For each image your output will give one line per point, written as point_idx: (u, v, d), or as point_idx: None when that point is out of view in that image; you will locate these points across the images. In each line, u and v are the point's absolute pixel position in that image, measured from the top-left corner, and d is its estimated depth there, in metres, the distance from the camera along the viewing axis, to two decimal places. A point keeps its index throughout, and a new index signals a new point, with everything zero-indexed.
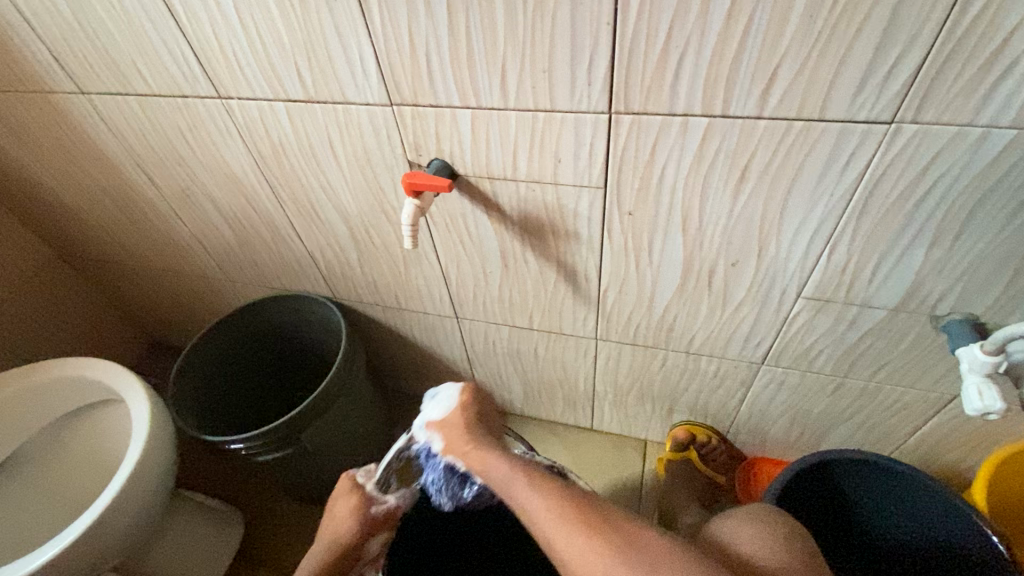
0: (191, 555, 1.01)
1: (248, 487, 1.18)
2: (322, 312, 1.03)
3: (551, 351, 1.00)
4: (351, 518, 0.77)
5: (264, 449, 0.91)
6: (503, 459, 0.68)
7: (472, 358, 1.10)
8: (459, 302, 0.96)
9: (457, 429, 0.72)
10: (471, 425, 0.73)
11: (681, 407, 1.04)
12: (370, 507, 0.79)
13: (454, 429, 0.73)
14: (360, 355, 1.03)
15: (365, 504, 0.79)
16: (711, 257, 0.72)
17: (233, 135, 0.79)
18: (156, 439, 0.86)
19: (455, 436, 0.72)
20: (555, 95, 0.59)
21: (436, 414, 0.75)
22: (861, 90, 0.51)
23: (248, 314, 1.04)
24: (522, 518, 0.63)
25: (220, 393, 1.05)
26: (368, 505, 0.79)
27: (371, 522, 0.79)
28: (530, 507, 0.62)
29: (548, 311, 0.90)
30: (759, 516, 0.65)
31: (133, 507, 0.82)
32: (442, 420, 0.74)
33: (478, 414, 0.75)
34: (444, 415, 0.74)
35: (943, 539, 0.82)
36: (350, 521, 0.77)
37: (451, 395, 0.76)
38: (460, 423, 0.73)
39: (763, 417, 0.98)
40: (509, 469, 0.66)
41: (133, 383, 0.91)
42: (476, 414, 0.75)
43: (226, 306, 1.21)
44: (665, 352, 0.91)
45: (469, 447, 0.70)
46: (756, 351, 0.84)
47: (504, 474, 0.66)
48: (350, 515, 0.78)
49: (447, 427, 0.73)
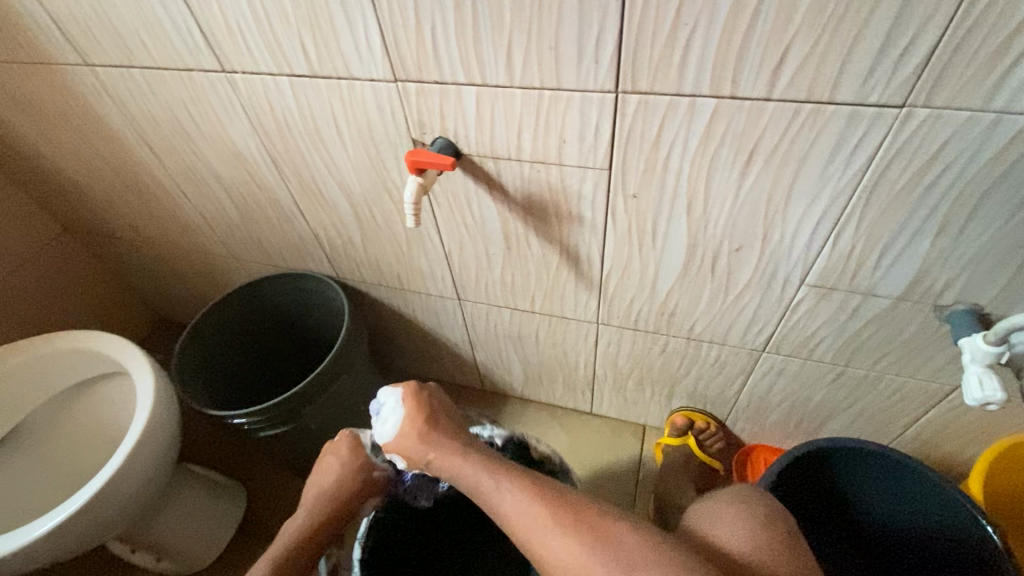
0: (193, 528, 1.03)
1: (250, 462, 1.20)
2: (325, 292, 1.04)
3: (552, 334, 1.00)
4: (349, 477, 0.82)
5: (266, 425, 0.93)
6: (467, 462, 0.68)
7: (473, 341, 1.10)
8: (461, 284, 0.96)
9: (410, 441, 0.72)
10: (430, 430, 0.73)
11: (680, 393, 1.04)
12: (369, 472, 0.83)
13: (407, 439, 0.73)
14: (362, 335, 1.03)
15: (363, 468, 0.83)
16: (715, 242, 0.71)
17: (237, 109, 0.78)
18: (160, 412, 0.87)
19: (410, 453, 0.73)
20: (562, 73, 0.58)
21: (387, 432, 0.75)
22: (873, 73, 0.50)
23: (252, 292, 1.05)
24: (493, 515, 0.65)
25: (225, 370, 1.07)
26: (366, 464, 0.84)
27: (367, 482, 0.82)
28: (505, 508, 0.63)
29: (550, 294, 0.90)
30: (742, 498, 0.67)
31: (137, 477, 0.84)
32: (394, 437, 0.74)
33: (432, 414, 0.74)
34: (391, 435, 0.74)
35: (930, 525, 0.84)
36: (348, 479, 0.82)
37: (394, 407, 0.75)
38: (412, 431, 0.73)
39: (762, 404, 0.99)
40: (473, 470, 0.67)
41: (138, 357, 0.92)
42: (430, 416, 0.74)
43: (229, 283, 1.22)
44: (666, 338, 0.91)
45: (427, 458, 0.71)
46: (757, 337, 0.84)
47: (466, 474, 0.67)
48: (347, 474, 0.82)
49: (400, 444, 0.73)
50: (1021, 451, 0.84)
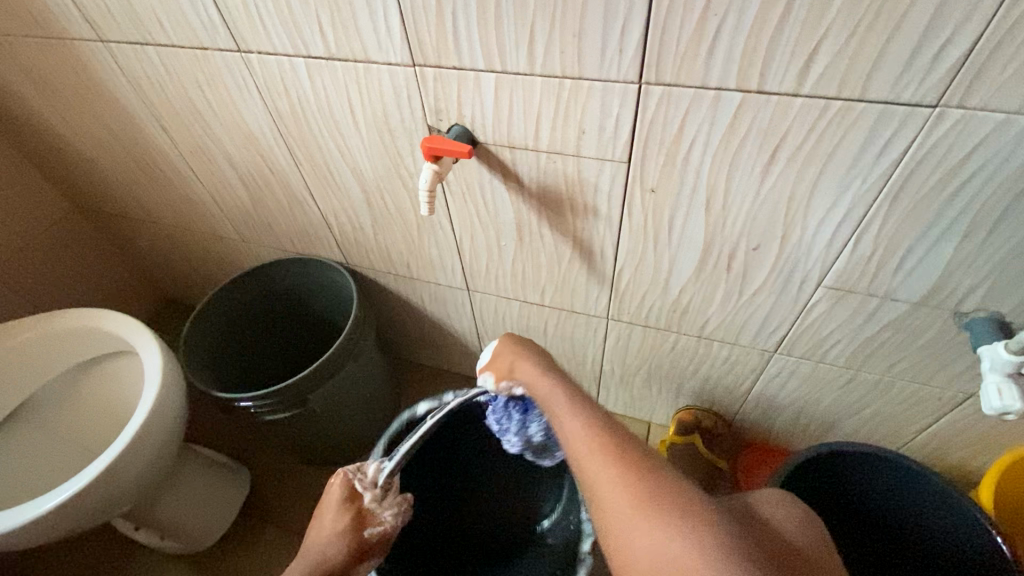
0: (198, 509, 1.04)
1: (255, 445, 1.20)
2: (334, 278, 1.03)
3: (561, 328, 0.99)
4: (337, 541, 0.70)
5: (272, 409, 0.93)
6: (546, 373, 0.70)
7: (481, 332, 1.10)
8: (471, 274, 0.95)
9: (508, 356, 0.76)
10: (518, 350, 0.75)
11: (688, 391, 1.03)
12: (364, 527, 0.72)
13: (500, 359, 0.76)
14: (369, 322, 1.03)
15: (360, 522, 0.72)
16: (732, 240, 0.70)
17: (252, 91, 0.77)
18: (168, 392, 0.87)
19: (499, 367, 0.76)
20: (584, 61, 0.57)
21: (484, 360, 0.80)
22: (907, 71, 0.49)
23: (262, 275, 1.04)
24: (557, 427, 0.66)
25: (233, 354, 1.07)
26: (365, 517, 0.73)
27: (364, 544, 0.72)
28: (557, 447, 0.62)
29: (560, 288, 0.90)
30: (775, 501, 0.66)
31: (144, 455, 0.84)
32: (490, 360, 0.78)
33: (529, 345, 0.76)
34: (489, 358, 0.78)
35: (930, 526, 0.84)
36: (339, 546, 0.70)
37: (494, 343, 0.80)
38: (507, 352, 0.76)
39: (771, 406, 0.98)
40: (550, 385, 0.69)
41: (146, 337, 0.92)
42: (528, 346, 0.76)
43: (238, 266, 1.21)
44: (677, 335, 0.90)
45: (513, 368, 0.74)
46: (769, 338, 0.83)
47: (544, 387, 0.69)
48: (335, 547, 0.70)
49: (492, 363, 0.77)
50: None
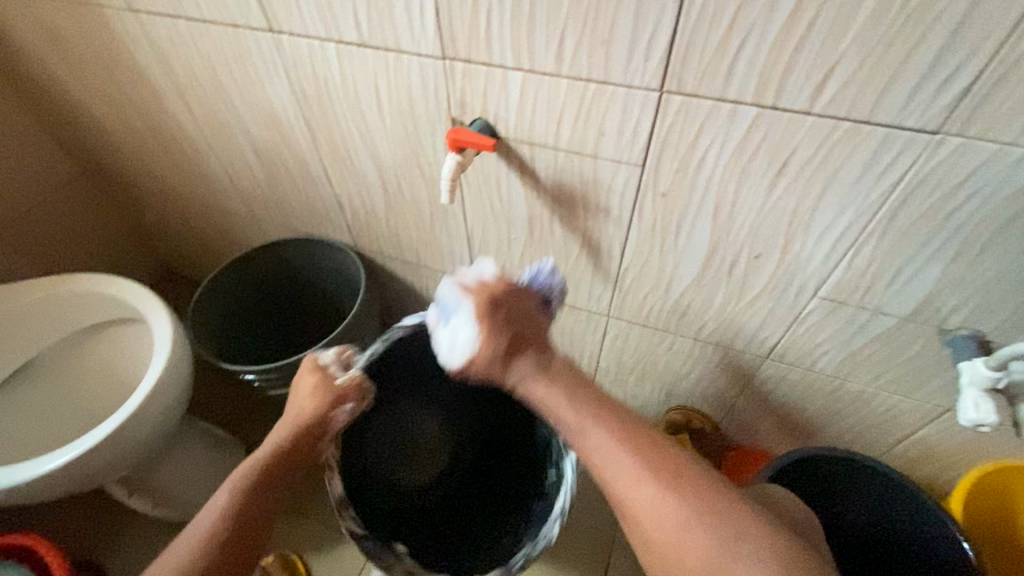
0: (195, 480, 1.06)
1: (254, 418, 1.22)
2: (343, 260, 1.05)
3: (562, 323, 1.03)
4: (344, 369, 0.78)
5: (275, 383, 0.94)
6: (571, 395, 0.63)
7: None
8: None
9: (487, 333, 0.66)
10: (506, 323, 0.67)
11: (680, 390, 1.07)
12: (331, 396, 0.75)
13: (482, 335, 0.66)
14: (374, 305, 1.05)
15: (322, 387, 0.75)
16: (736, 247, 0.73)
17: (279, 70, 0.79)
18: (175, 360, 0.89)
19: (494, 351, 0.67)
20: (610, 67, 0.60)
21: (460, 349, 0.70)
22: (912, 99, 0.52)
23: (270, 252, 1.06)
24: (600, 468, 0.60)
25: (233, 329, 1.08)
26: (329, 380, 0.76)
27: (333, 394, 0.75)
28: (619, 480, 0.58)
29: (565, 283, 0.92)
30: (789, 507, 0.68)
31: (148, 421, 0.86)
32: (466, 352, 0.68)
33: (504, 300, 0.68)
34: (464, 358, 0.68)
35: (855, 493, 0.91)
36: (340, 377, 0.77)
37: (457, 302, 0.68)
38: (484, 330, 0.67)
39: (758, 409, 1.02)
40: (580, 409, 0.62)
41: (155, 305, 0.93)
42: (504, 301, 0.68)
43: (244, 241, 1.23)
44: (674, 336, 0.94)
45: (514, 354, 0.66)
46: (763, 344, 0.87)
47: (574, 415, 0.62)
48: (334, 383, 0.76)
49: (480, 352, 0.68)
50: (1000, 476, 0.88)
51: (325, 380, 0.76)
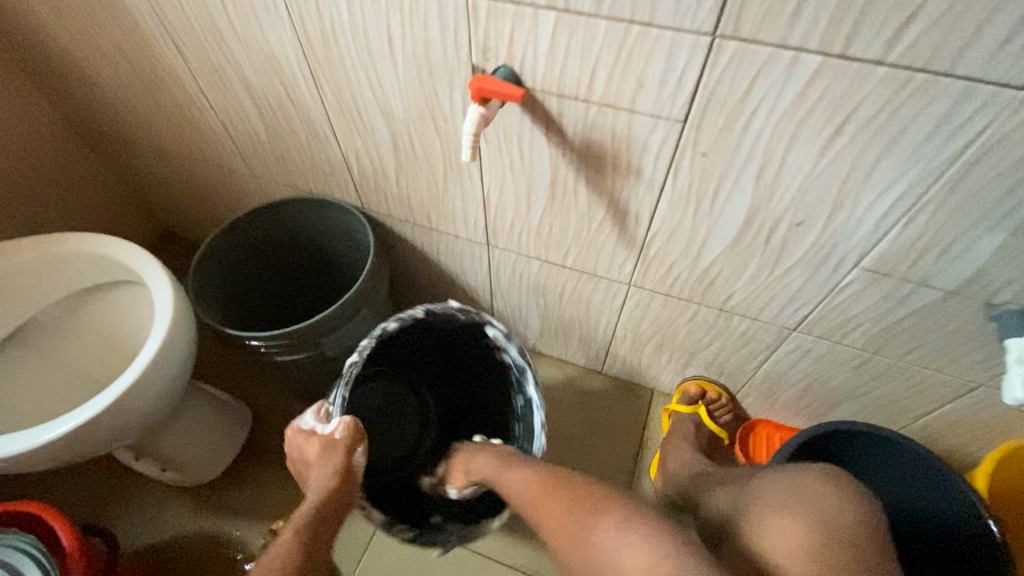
0: (203, 445, 1.04)
1: (261, 382, 1.20)
2: (351, 222, 1.00)
3: (578, 291, 0.98)
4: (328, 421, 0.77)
5: (282, 350, 0.91)
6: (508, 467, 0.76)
7: (494, 289, 1.08)
8: (494, 229, 0.92)
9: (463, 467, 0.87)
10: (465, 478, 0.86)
11: (698, 361, 1.04)
12: (341, 443, 0.74)
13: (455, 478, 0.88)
14: (384, 270, 1.00)
15: (330, 442, 0.74)
16: (776, 213, 0.68)
17: (280, 9, 0.71)
18: (178, 325, 0.85)
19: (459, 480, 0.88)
20: (657, 7, 0.53)
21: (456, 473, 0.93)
22: (1003, 48, 0.46)
23: (273, 214, 1.00)
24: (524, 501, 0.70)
25: (236, 294, 1.04)
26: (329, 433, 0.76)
27: (341, 440, 0.74)
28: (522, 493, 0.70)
29: (586, 249, 0.88)
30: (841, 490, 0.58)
31: (152, 389, 0.83)
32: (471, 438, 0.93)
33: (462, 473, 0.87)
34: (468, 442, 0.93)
35: (869, 473, 0.90)
36: (336, 433, 0.75)
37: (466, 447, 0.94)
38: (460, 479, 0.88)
39: (778, 381, 0.99)
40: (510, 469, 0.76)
41: (154, 268, 0.88)
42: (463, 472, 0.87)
43: (243, 200, 1.16)
44: (698, 306, 0.90)
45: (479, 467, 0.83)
46: (792, 314, 0.83)
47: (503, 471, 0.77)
48: (334, 440, 0.74)
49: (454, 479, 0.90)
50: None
51: (326, 440, 0.75)
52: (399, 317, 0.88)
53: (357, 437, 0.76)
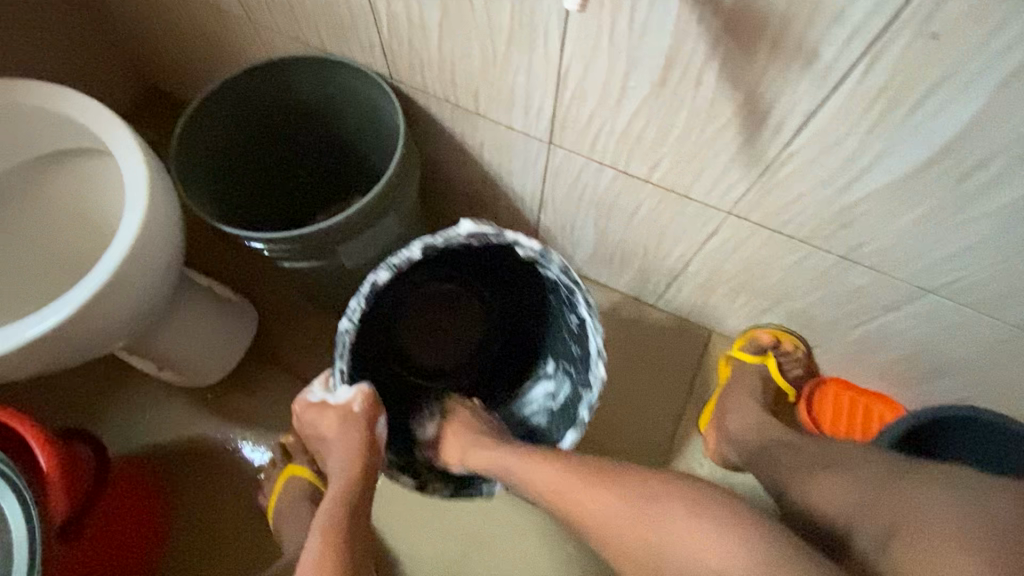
0: (202, 348, 0.92)
1: (264, 281, 1.05)
2: (376, 96, 0.78)
3: (654, 216, 0.79)
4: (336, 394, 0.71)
5: (290, 255, 0.74)
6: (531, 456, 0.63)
7: (545, 201, 0.88)
8: (562, 123, 0.71)
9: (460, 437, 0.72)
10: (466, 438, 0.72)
11: (780, 310, 0.87)
12: (361, 416, 0.70)
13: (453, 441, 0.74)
14: (415, 163, 0.80)
15: (347, 422, 0.70)
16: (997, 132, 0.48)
17: None
18: (159, 214, 0.67)
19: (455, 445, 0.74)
20: None
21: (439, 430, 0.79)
22: None
23: (275, 77, 0.78)
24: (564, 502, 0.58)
25: (233, 180, 0.84)
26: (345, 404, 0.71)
27: (362, 412, 0.70)
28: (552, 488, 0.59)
29: (683, 163, 0.67)
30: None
31: (132, 291, 0.67)
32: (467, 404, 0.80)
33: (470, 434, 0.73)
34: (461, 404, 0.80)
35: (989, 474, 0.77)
36: (354, 408, 0.70)
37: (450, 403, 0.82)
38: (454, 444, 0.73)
39: (874, 346, 0.83)
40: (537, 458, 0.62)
41: (125, 135, 0.68)
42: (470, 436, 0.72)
43: (237, 55, 0.92)
44: (810, 251, 0.71)
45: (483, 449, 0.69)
46: (939, 276, 0.65)
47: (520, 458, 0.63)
48: (352, 414, 0.70)
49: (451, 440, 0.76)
50: None
51: (343, 411, 0.70)
52: (469, 230, 0.70)
53: (375, 407, 0.71)
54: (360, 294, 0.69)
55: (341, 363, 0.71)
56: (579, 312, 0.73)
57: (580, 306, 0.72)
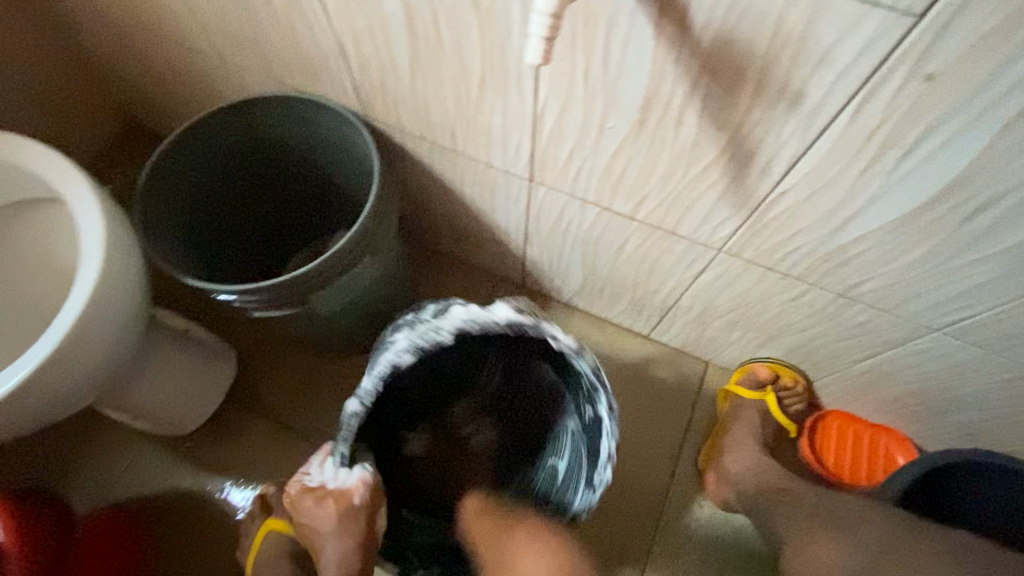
0: (177, 398, 0.88)
1: (243, 321, 1.01)
2: (349, 136, 0.75)
3: (644, 251, 0.75)
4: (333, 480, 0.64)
5: (262, 305, 0.70)
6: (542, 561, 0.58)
7: (531, 235, 0.84)
8: (543, 161, 0.68)
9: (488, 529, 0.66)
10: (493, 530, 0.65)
11: (777, 344, 0.83)
12: (358, 514, 0.64)
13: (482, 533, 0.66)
14: (392, 203, 0.77)
15: (342, 522, 0.63)
16: (999, 174, 0.45)
17: None
18: (118, 269, 0.63)
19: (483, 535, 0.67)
20: None
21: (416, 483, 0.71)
22: None
23: (245, 119, 0.75)
24: None
25: (204, 224, 0.81)
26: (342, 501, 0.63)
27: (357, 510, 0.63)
28: None
29: (670, 202, 0.64)
30: None
31: (92, 352, 0.63)
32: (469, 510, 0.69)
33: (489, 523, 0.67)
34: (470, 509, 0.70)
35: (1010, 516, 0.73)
36: (355, 502, 0.63)
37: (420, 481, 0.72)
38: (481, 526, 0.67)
39: (878, 381, 0.79)
40: None
41: (83, 188, 0.65)
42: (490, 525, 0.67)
43: (210, 93, 0.89)
44: (807, 287, 0.67)
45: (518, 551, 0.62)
46: (944, 315, 0.62)
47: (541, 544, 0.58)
48: (348, 511, 0.63)
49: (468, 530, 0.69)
50: None
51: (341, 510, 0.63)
52: (506, 315, 0.60)
53: (376, 500, 0.64)
54: (372, 373, 0.62)
55: (341, 447, 0.63)
56: (597, 408, 0.64)
57: (601, 407, 0.63)
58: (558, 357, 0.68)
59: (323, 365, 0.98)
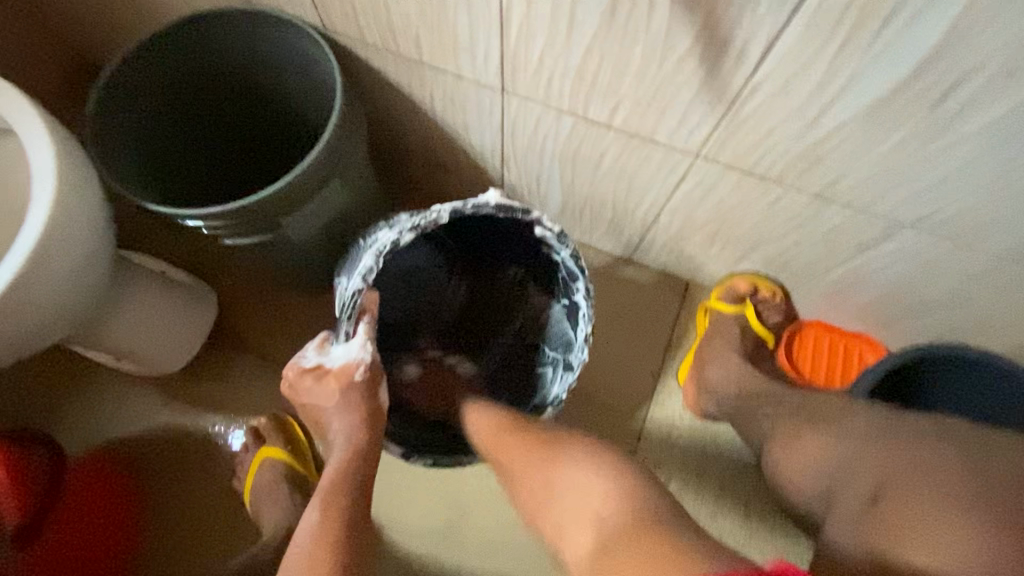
0: (157, 338, 0.87)
1: (220, 259, 0.99)
2: (309, 51, 0.70)
3: (622, 164, 0.74)
4: (335, 357, 0.64)
5: (231, 231, 0.69)
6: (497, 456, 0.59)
7: (507, 155, 0.82)
8: (513, 68, 0.65)
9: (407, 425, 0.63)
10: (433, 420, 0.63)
11: (756, 255, 0.84)
12: (362, 380, 0.64)
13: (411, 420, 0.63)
14: (360, 123, 0.74)
15: (347, 388, 0.64)
16: (972, 46, 0.44)
17: None
18: (73, 198, 0.61)
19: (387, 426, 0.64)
20: None
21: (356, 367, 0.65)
22: None
23: (194, 36, 0.70)
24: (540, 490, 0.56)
25: (163, 151, 0.78)
26: (349, 370, 0.64)
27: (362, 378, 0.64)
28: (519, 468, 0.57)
29: (645, 104, 0.62)
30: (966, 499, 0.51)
31: (54, 284, 0.62)
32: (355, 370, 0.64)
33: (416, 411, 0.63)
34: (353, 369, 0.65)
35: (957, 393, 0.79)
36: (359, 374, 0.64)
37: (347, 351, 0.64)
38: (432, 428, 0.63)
39: (852, 288, 0.81)
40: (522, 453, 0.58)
41: (28, 113, 0.61)
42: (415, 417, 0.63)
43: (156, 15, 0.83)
44: (783, 190, 0.67)
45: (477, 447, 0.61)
46: (916, 210, 0.62)
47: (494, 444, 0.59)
48: (354, 380, 0.64)
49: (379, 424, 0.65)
50: None
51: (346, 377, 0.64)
52: (500, 201, 0.66)
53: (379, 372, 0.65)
54: (375, 253, 0.66)
55: (346, 326, 0.65)
56: (574, 296, 0.73)
57: (579, 293, 0.71)
58: (540, 255, 0.76)
59: (305, 301, 0.97)
